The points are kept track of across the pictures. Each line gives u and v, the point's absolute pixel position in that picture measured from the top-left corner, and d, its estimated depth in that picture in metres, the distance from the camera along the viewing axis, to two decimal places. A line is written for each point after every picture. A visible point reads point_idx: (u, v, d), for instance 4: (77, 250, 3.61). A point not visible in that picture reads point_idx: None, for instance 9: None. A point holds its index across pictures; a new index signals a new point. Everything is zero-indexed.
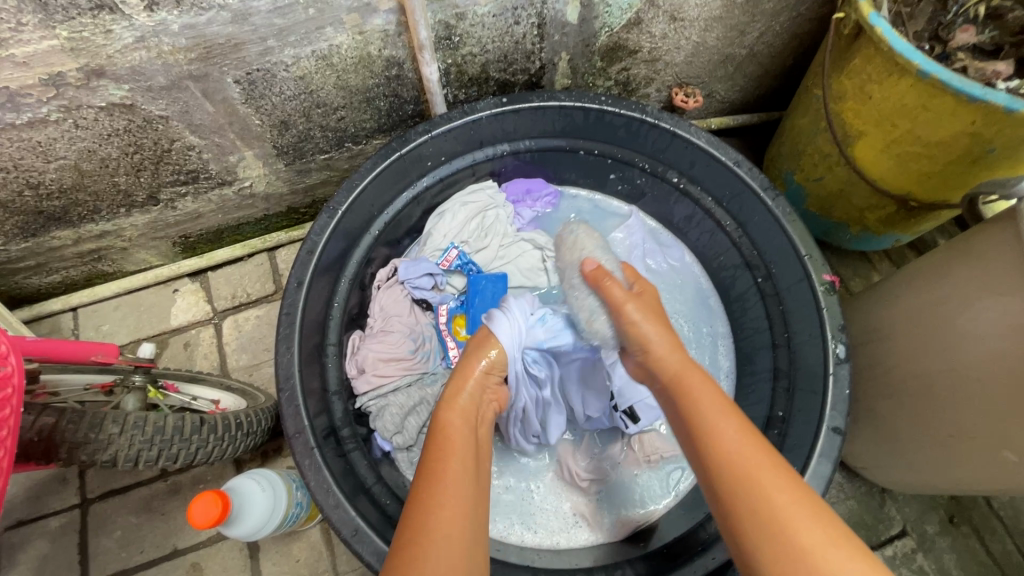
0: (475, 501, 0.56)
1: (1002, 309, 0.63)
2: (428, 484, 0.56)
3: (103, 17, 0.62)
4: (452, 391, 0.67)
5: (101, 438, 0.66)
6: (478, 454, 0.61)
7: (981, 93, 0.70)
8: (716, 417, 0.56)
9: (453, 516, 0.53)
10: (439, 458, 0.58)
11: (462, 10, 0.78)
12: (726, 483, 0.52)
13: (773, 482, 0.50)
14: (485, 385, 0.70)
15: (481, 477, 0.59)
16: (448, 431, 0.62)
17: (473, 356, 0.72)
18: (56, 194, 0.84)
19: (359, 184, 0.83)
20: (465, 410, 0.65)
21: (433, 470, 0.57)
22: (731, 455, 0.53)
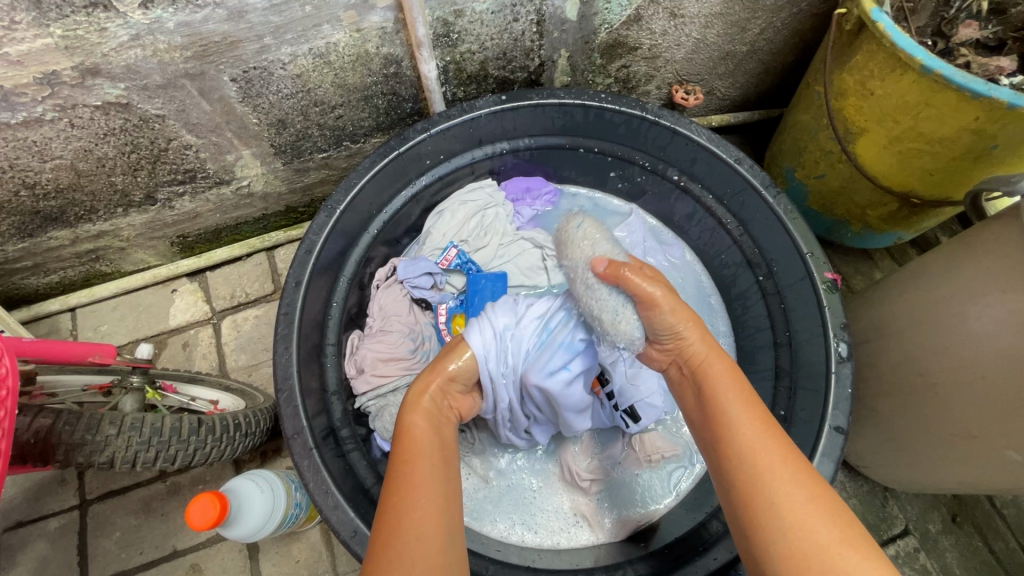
0: (450, 506, 0.56)
1: (1006, 306, 0.63)
2: (398, 492, 0.55)
3: (98, 15, 0.62)
4: (415, 396, 0.67)
5: (98, 440, 0.65)
6: (445, 456, 0.61)
7: (985, 88, 0.70)
8: (736, 415, 0.58)
9: (429, 525, 0.53)
10: (407, 463, 0.58)
11: (460, 7, 0.77)
12: (743, 481, 0.53)
13: (785, 480, 0.51)
14: (448, 389, 0.70)
15: (451, 478, 0.59)
16: (414, 436, 0.62)
17: (440, 360, 0.71)
18: (53, 194, 0.84)
19: (358, 183, 0.83)
20: (431, 414, 0.65)
21: (401, 478, 0.57)
22: (748, 450, 0.54)
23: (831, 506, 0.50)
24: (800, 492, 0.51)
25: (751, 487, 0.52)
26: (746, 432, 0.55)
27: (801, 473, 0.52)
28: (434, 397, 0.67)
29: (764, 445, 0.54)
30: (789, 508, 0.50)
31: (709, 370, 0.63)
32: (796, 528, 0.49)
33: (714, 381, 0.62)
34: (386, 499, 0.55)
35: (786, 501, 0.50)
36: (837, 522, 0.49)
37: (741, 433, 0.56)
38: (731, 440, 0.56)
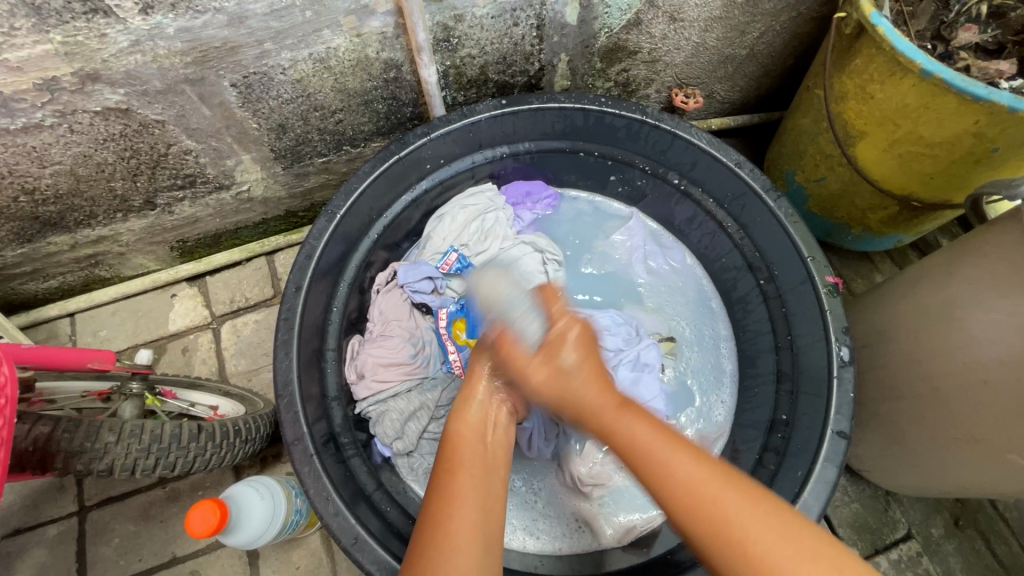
0: (489, 516, 0.55)
1: (1009, 310, 0.62)
2: (442, 498, 0.56)
3: (98, 20, 0.62)
4: (464, 401, 0.68)
5: (97, 447, 0.65)
6: (492, 465, 0.61)
7: (985, 92, 0.70)
8: (668, 453, 0.52)
9: (466, 534, 0.53)
10: (452, 471, 0.59)
11: (460, 12, 0.77)
12: (700, 531, 0.47)
13: (752, 518, 0.46)
14: (497, 388, 0.69)
15: (495, 487, 0.59)
16: (460, 444, 0.63)
17: (483, 352, 0.73)
18: (52, 200, 0.84)
19: (358, 187, 0.82)
20: (478, 418, 0.66)
21: (446, 485, 0.57)
22: (702, 495, 0.48)
23: (799, 535, 0.46)
24: (767, 531, 0.46)
25: (711, 530, 0.47)
26: (680, 469, 0.51)
27: (760, 502, 0.48)
28: (481, 401, 0.67)
29: (709, 479, 0.50)
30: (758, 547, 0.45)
31: (604, 405, 0.59)
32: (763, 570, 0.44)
33: (620, 421, 0.57)
34: (429, 506, 0.56)
35: (754, 536, 0.46)
36: (811, 555, 0.45)
37: (683, 477, 0.50)
38: (673, 484, 0.50)
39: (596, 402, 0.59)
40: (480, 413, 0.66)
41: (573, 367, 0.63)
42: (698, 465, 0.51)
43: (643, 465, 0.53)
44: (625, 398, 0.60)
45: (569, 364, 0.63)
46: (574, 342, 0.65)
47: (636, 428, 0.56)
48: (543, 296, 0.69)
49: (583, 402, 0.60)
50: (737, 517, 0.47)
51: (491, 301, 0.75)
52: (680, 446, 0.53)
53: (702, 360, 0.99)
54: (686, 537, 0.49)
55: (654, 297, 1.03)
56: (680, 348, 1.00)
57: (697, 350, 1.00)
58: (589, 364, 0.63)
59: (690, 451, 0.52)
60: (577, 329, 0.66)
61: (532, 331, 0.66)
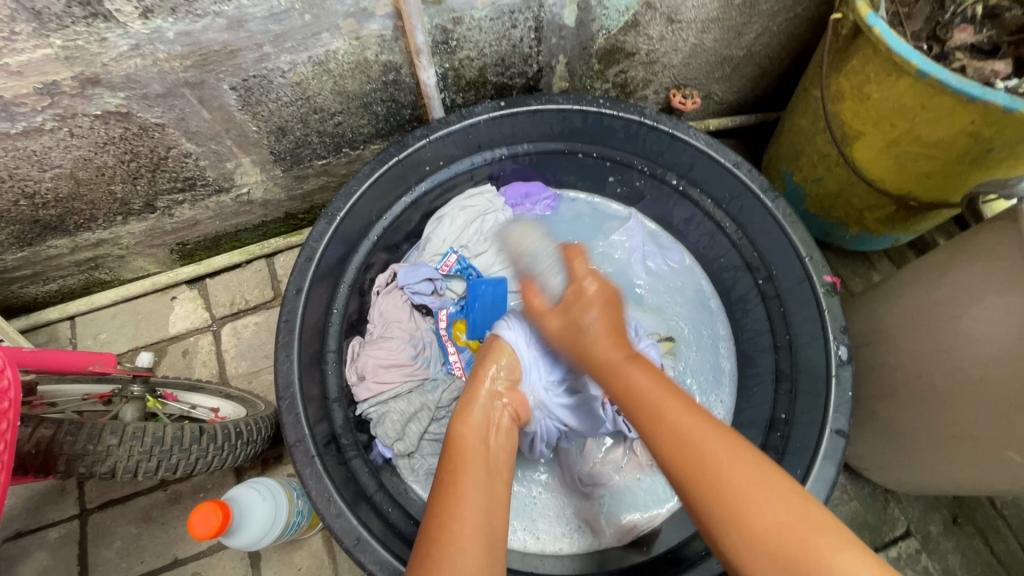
0: (493, 515, 0.59)
1: (1004, 309, 0.63)
2: (447, 497, 0.60)
3: (98, 25, 0.62)
4: (464, 408, 0.71)
5: (99, 450, 0.65)
6: (495, 467, 0.65)
7: (980, 92, 0.70)
8: (666, 404, 0.61)
9: (471, 532, 0.56)
10: (456, 470, 0.63)
11: (459, 14, 0.78)
12: (694, 477, 0.56)
13: (739, 469, 0.55)
14: (497, 393, 0.74)
15: (498, 490, 0.62)
16: (463, 446, 0.66)
17: (482, 365, 0.76)
18: (53, 204, 0.84)
19: (358, 189, 0.83)
20: (479, 424, 0.70)
21: (450, 484, 0.61)
22: (693, 442, 0.57)
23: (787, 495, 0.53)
24: (753, 482, 0.54)
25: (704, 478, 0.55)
26: (680, 422, 0.59)
27: (745, 454, 0.56)
28: (482, 407, 0.72)
29: (701, 429, 0.58)
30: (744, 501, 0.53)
31: (613, 359, 0.68)
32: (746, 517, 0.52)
33: (628, 370, 0.66)
34: (436, 503, 0.60)
35: (743, 487, 0.54)
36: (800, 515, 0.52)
37: (679, 429, 0.59)
38: (671, 430, 0.59)
39: (604, 354, 0.68)
40: (482, 419, 0.70)
41: (590, 325, 0.71)
42: (689, 413, 0.60)
43: (645, 412, 0.62)
44: (632, 353, 0.69)
45: (589, 314, 0.72)
46: (598, 302, 0.72)
47: (639, 378, 0.65)
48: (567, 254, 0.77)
49: (591, 354, 0.69)
50: (726, 466, 0.55)
51: (520, 254, 0.88)
52: (678, 397, 0.62)
53: (701, 360, 1.00)
54: (681, 489, 0.57)
55: (653, 298, 1.04)
56: (679, 348, 1.00)
57: (696, 350, 1.00)
58: (611, 319, 0.72)
59: (688, 408, 0.61)
60: (597, 286, 0.74)
61: (552, 286, 0.78)
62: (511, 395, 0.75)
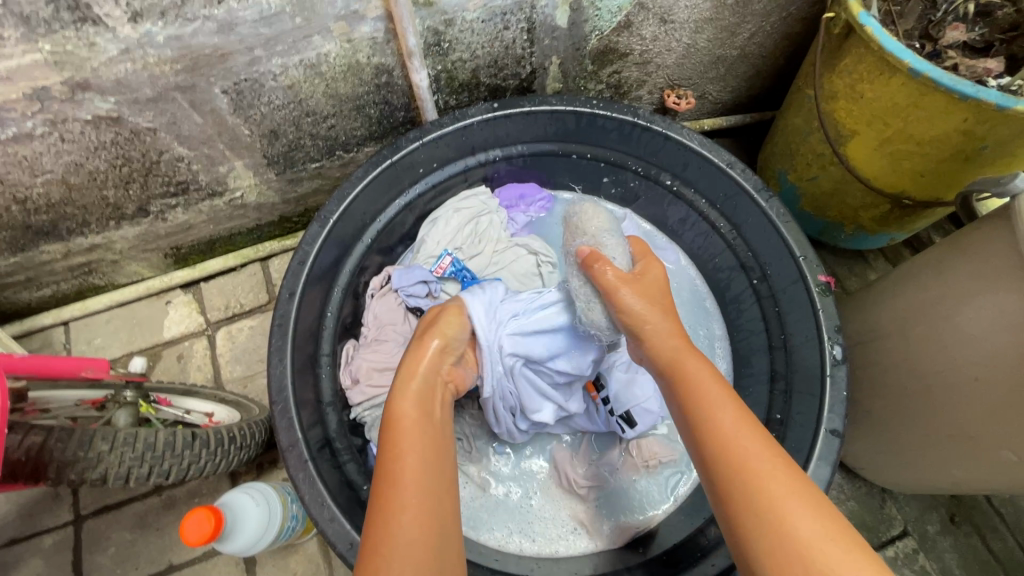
0: (440, 493, 0.56)
1: (999, 307, 0.63)
2: (388, 483, 0.55)
3: (87, 29, 0.62)
4: (403, 382, 0.67)
5: (90, 456, 0.65)
6: (440, 443, 0.61)
7: (973, 90, 0.70)
8: (712, 398, 0.57)
9: (415, 511, 0.53)
10: (397, 454, 0.58)
11: (450, 16, 0.78)
12: (721, 470, 0.52)
13: (773, 477, 0.50)
14: (438, 368, 0.70)
15: (443, 469, 0.58)
16: (403, 424, 0.61)
17: (424, 337, 0.72)
18: (45, 209, 0.84)
19: (351, 192, 0.82)
20: (419, 400, 0.65)
21: (393, 469, 0.56)
22: (730, 447, 0.53)
23: (818, 506, 0.48)
24: (784, 491, 0.49)
25: (736, 479, 0.51)
26: (717, 418, 0.55)
27: (785, 468, 0.51)
28: (424, 380, 0.67)
29: (743, 433, 0.53)
30: (779, 503, 0.48)
31: (684, 355, 0.64)
32: (780, 523, 0.47)
33: (686, 365, 0.62)
34: (379, 490, 0.55)
35: (776, 499, 0.48)
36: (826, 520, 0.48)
37: (717, 425, 0.55)
38: (700, 422, 0.56)
39: (672, 348, 0.65)
40: (421, 390, 0.66)
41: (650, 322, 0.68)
42: (735, 413, 0.55)
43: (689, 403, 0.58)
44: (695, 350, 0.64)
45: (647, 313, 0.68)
46: (634, 301, 0.69)
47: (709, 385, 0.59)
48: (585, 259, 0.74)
49: (661, 352, 0.65)
50: (758, 471, 0.51)
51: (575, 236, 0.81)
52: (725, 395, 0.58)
53: None
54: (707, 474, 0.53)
55: None
56: None
57: None
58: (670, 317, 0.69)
59: (739, 414, 0.56)
60: (631, 291, 0.70)
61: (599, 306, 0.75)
62: (449, 368, 0.73)
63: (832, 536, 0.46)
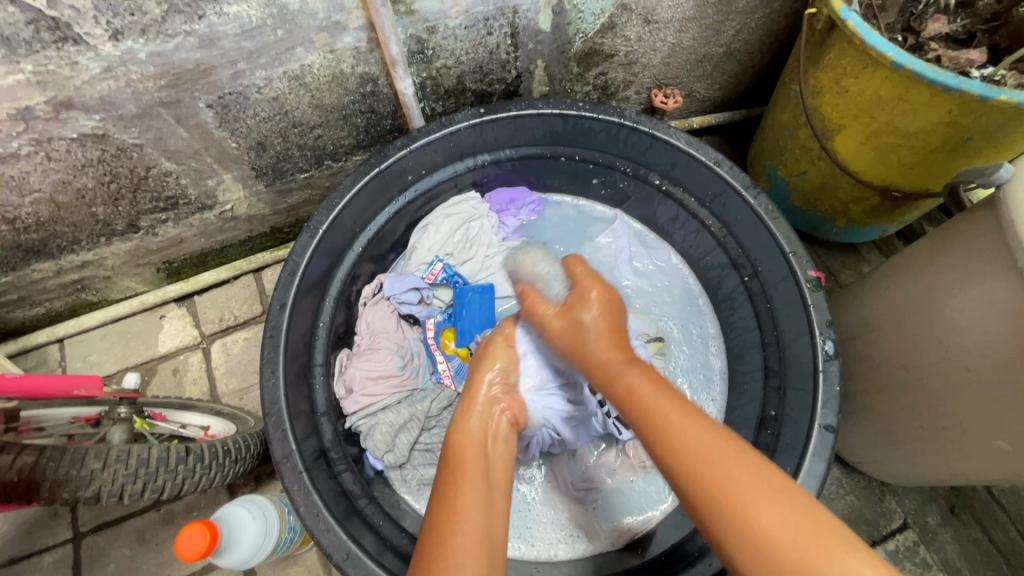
0: (494, 522, 0.55)
1: (988, 298, 0.62)
2: (445, 511, 0.55)
3: (68, 49, 0.62)
4: (462, 415, 0.68)
5: (82, 475, 0.65)
6: (496, 475, 0.61)
7: (955, 82, 0.70)
8: (664, 407, 0.57)
9: (469, 540, 0.52)
10: (454, 484, 0.58)
11: (432, 24, 0.78)
12: (688, 467, 0.52)
13: (726, 453, 0.52)
14: (492, 399, 0.71)
15: (498, 503, 0.57)
16: (461, 457, 0.62)
17: (479, 368, 0.74)
18: (34, 227, 0.84)
19: (339, 202, 0.82)
20: (476, 431, 0.66)
21: (450, 496, 0.56)
22: (699, 451, 0.53)
23: (794, 502, 0.49)
24: (752, 485, 0.50)
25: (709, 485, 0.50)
26: (680, 427, 0.55)
27: (747, 459, 0.52)
28: (480, 413, 0.68)
29: (713, 441, 0.53)
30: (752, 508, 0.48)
31: (613, 362, 0.65)
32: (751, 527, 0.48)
33: (630, 374, 0.63)
34: (434, 520, 0.55)
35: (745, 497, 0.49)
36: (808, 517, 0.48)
37: (679, 430, 0.55)
38: (669, 433, 0.55)
39: (606, 355, 0.66)
40: (479, 426, 0.67)
41: (591, 323, 0.69)
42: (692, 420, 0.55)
43: (645, 415, 0.58)
44: (632, 356, 0.65)
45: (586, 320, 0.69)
46: (598, 301, 0.70)
47: (639, 381, 0.61)
48: (569, 262, 0.76)
49: (591, 355, 0.67)
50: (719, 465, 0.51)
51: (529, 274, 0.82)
52: (671, 394, 0.59)
53: (691, 358, 0.99)
54: (675, 481, 0.53)
55: (642, 298, 1.03)
56: (669, 348, 1.00)
57: (685, 348, 1.00)
58: (607, 323, 0.69)
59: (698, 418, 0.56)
60: (600, 290, 0.71)
61: (556, 290, 0.76)
62: (507, 400, 0.72)
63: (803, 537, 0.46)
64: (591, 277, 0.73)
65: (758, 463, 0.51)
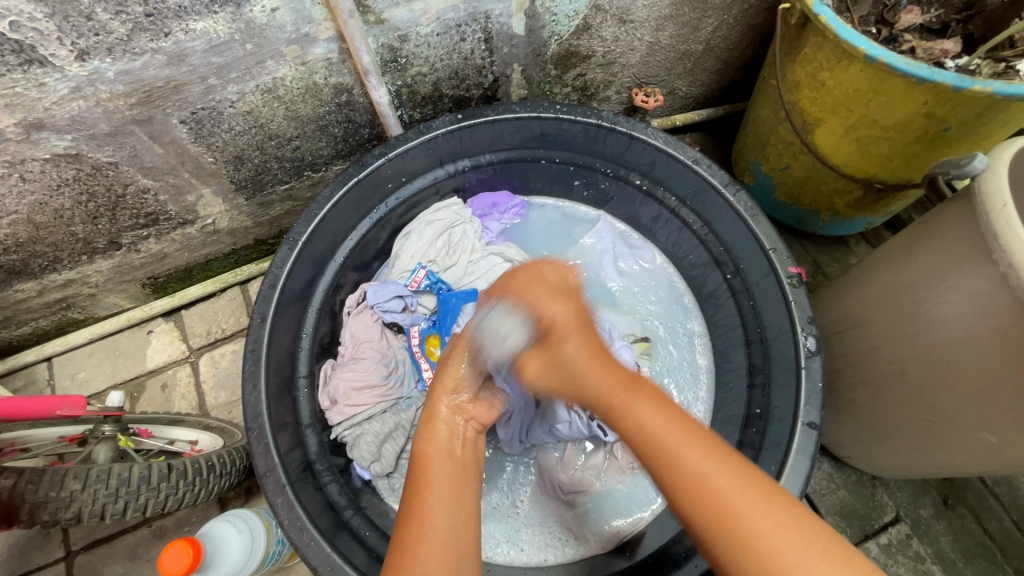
0: (462, 531, 0.54)
1: (966, 289, 0.62)
2: (412, 521, 0.54)
3: (34, 71, 0.62)
4: (427, 422, 0.66)
5: (63, 496, 0.65)
6: (464, 475, 0.60)
7: (929, 73, 0.70)
8: (671, 439, 0.51)
9: (439, 548, 0.52)
10: (418, 493, 0.57)
11: (404, 32, 0.78)
12: (695, 511, 0.47)
13: (733, 488, 0.47)
14: (457, 409, 0.68)
15: (466, 506, 0.57)
16: (427, 462, 0.61)
17: (440, 380, 0.69)
18: (14, 249, 0.84)
19: (318, 213, 0.82)
20: (443, 439, 0.64)
21: (415, 506, 0.56)
22: (711, 490, 0.47)
23: (807, 533, 0.44)
24: (768, 521, 0.45)
25: (724, 526, 0.45)
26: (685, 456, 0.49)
27: (753, 484, 0.47)
28: (445, 421, 0.66)
29: (718, 473, 0.48)
30: (766, 546, 0.43)
31: (612, 389, 0.57)
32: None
33: (632, 403, 0.55)
34: (401, 529, 0.54)
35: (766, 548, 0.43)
36: (817, 546, 0.43)
37: (679, 463, 0.49)
38: (681, 475, 0.49)
39: (603, 386, 0.57)
40: (447, 434, 0.64)
41: (574, 357, 0.59)
42: (703, 454, 0.49)
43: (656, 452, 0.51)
44: (632, 377, 0.58)
45: (568, 361, 0.59)
46: (571, 332, 0.60)
47: (644, 412, 0.54)
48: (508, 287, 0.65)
49: (587, 391, 0.58)
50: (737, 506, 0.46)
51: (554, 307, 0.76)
52: (668, 409, 0.54)
53: (678, 357, 0.99)
54: (681, 516, 0.49)
55: (627, 299, 1.03)
56: (657, 349, 1.00)
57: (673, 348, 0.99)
58: (590, 344, 0.60)
59: (698, 441, 0.50)
60: (568, 307, 0.61)
61: (514, 334, 0.63)
62: (470, 408, 0.69)
63: (834, 575, 0.41)
64: (533, 274, 0.65)
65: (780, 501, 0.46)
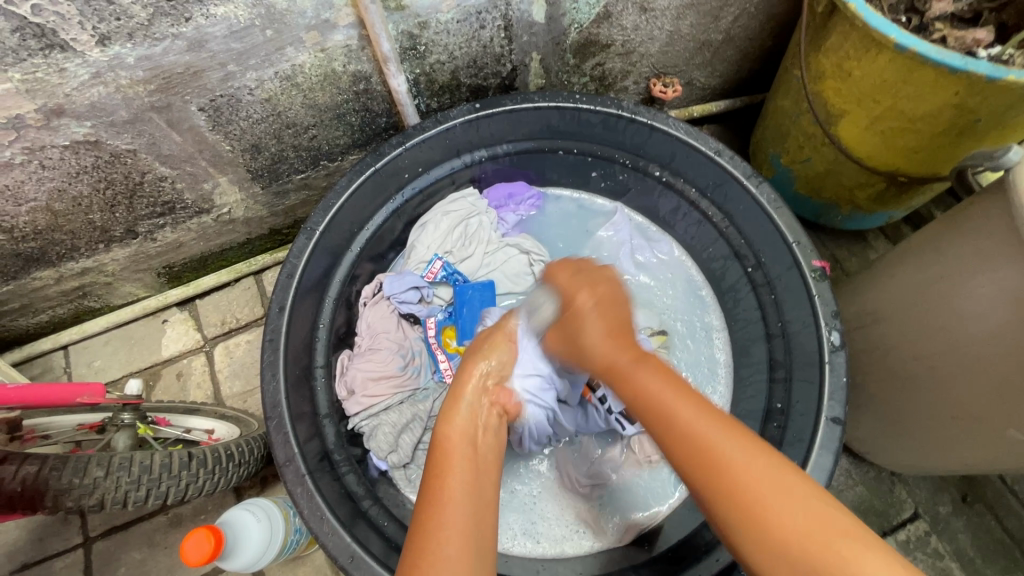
0: (483, 520, 0.52)
1: (1000, 284, 0.61)
2: (431, 507, 0.52)
3: (55, 56, 0.61)
4: (452, 402, 0.65)
5: (85, 483, 0.65)
6: (487, 461, 0.59)
7: (962, 63, 0.68)
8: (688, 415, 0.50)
9: (459, 537, 0.50)
10: (440, 475, 0.56)
11: (424, 19, 0.76)
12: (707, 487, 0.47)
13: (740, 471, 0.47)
14: (484, 390, 0.68)
15: (487, 493, 0.55)
16: (448, 447, 0.59)
17: (471, 361, 0.70)
18: (32, 236, 0.84)
19: (336, 202, 0.82)
20: (465, 424, 0.62)
21: (437, 491, 0.54)
22: (715, 455, 0.48)
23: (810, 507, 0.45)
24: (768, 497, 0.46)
25: (725, 499, 0.46)
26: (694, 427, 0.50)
27: (755, 457, 0.48)
28: (469, 402, 0.65)
29: (725, 446, 0.48)
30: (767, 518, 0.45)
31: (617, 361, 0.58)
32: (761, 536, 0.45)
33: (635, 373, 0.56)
34: (420, 512, 0.53)
35: (770, 506, 0.45)
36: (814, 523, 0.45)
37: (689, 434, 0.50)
38: (684, 441, 0.50)
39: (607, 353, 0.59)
40: (469, 416, 0.63)
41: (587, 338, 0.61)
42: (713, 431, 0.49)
43: (656, 415, 0.53)
44: (641, 354, 0.58)
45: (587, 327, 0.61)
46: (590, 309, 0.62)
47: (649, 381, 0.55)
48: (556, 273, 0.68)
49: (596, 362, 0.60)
50: (732, 467, 0.47)
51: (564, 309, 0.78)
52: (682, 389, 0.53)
53: (695, 351, 0.98)
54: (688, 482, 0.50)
55: (643, 291, 1.02)
56: (674, 343, 0.99)
57: (689, 342, 0.99)
58: (609, 316, 0.61)
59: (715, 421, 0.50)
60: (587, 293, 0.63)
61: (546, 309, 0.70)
62: (497, 392, 0.69)
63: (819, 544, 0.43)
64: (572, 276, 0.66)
65: (779, 458, 0.48)
